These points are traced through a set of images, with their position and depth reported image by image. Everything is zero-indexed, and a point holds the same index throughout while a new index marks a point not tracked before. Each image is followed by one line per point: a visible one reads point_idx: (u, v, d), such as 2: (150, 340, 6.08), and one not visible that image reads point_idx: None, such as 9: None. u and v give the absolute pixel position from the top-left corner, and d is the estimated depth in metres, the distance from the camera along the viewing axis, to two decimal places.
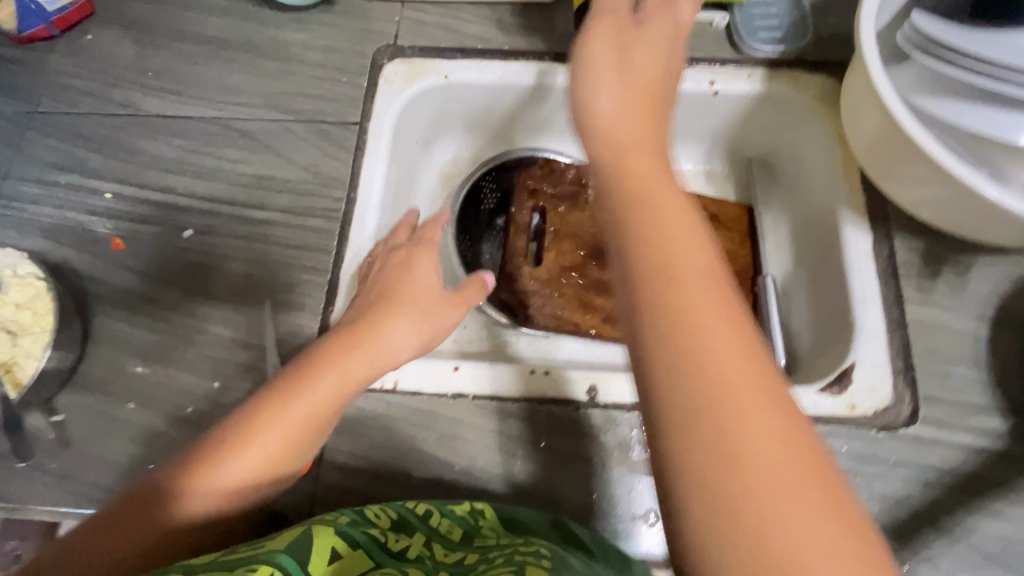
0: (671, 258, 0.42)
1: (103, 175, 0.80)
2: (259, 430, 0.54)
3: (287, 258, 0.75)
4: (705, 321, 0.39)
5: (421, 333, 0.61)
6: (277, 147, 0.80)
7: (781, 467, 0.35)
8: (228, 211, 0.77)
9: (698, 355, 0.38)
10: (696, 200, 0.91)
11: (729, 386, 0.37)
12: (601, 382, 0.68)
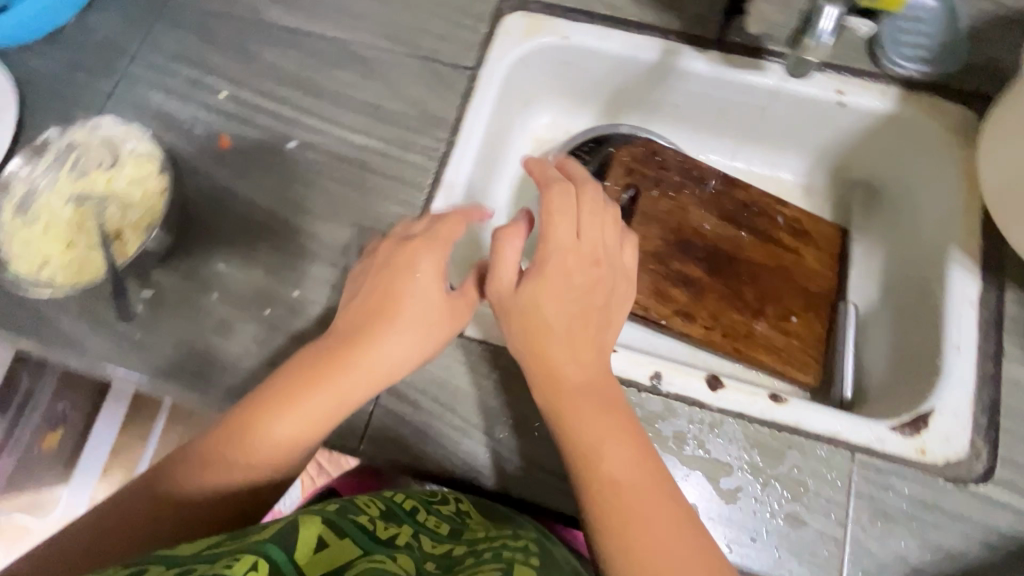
0: (592, 448, 0.56)
1: (220, 74, 0.82)
2: (261, 425, 0.57)
3: (380, 187, 0.76)
4: (611, 457, 0.56)
5: (418, 348, 0.62)
6: (388, 77, 0.81)
7: (670, 532, 0.51)
8: (331, 131, 0.78)
9: (602, 466, 0.55)
10: (791, 213, 0.86)
11: (626, 492, 0.53)
12: (667, 371, 0.67)
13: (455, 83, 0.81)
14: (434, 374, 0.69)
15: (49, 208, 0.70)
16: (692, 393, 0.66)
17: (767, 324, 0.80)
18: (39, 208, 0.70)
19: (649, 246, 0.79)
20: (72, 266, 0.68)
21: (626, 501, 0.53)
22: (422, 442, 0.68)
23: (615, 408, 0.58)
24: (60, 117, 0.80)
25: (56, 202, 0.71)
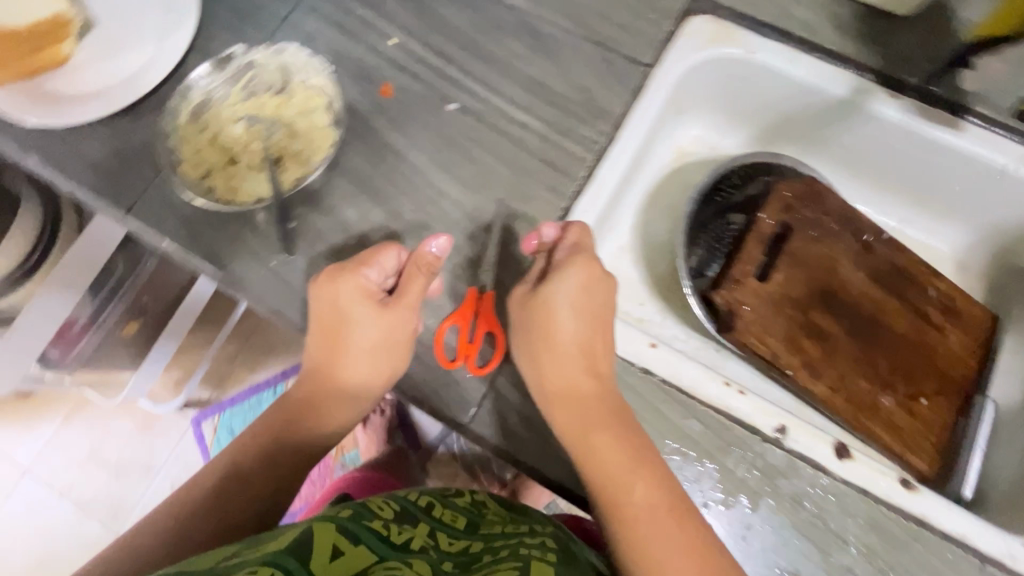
0: (598, 459, 0.59)
1: (392, 22, 0.81)
2: (281, 433, 0.69)
3: (531, 168, 0.73)
4: (618, 468, 0.58)
5: (379, 368, 0.65)
6: (560, 57, 0.78)
7: (680, 545, 0.55)
8: (492, 100, 0.76)
9: (609, 487, 0.58)
10: (948, 287, 0.79)
11: (638, 500, 0.57)
12: (795, 428, 0.63)
13: (626, 77, 0.77)
14: None
15: (219, 124, 0.73)
16: (818, 458, 0.62)
17: (893, 399, 0.74)
18: (212, 124, 0.73)
19: (792, 290, 0.74)
20: (241, 181, 0.72)
21: (640, 519, 0.56)
22: (528, 439, 0.65)
23: (615, 430, 0.60)
24: (233, 33, 0.80)
25: (226, 119, 0.74)
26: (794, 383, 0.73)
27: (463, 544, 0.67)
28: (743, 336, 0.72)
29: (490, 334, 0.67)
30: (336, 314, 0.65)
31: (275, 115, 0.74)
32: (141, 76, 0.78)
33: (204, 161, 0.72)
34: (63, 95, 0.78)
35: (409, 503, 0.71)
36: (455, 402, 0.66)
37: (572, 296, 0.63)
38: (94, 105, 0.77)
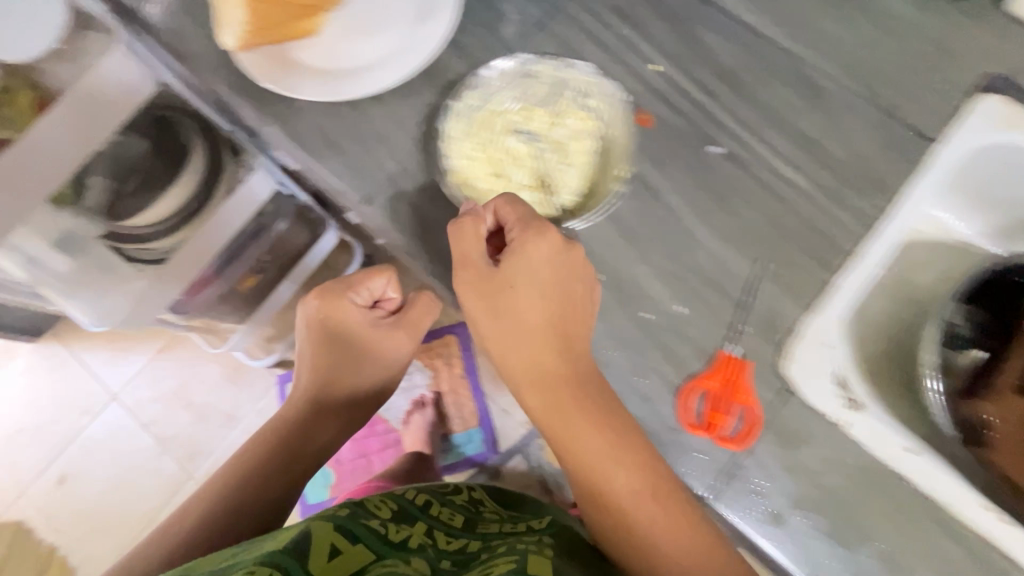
0: (579, 452, 0.63)
1: (657, 45, 0.76)
2: (296, 433, 0.82)
3: (800, 235, 0.68)
4: (625, 483, 0.61)
5: (391, 364, 0.86)
6: (837, 117, 0.72)
7: (693, 554, 0.59)
8: (759, 152, 0.72)
9: (586, 477, 0.63)
10: None
11: (655, 522, 0.60)
12: None
13: (907, 151, 0.71)
14: (809, 462, 0.61)
15: (496, 143, 0.67)
16: None
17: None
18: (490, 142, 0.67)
19: None
20: (524, 213, 0.65)
21: (627, 502, 0.61)
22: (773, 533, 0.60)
23: (581, 416, 0.63)
24: (490, 32, 0.77)
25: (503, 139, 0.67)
26: None
27: (462, 544, 0.68)
28: (1004, 458, 0.67)
29: (741, 407, 0.62)
30: (340, 334, 0.81)
31: (554, 138, 0.67)
32: (402, 58, 0.75)
33: (484, 183, 0.67)
34: (320, 70, 0.76)
35: (408, 504, 0.73)
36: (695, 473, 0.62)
37: (532, 251, 0.63)
38: (356, 84, 0.74)
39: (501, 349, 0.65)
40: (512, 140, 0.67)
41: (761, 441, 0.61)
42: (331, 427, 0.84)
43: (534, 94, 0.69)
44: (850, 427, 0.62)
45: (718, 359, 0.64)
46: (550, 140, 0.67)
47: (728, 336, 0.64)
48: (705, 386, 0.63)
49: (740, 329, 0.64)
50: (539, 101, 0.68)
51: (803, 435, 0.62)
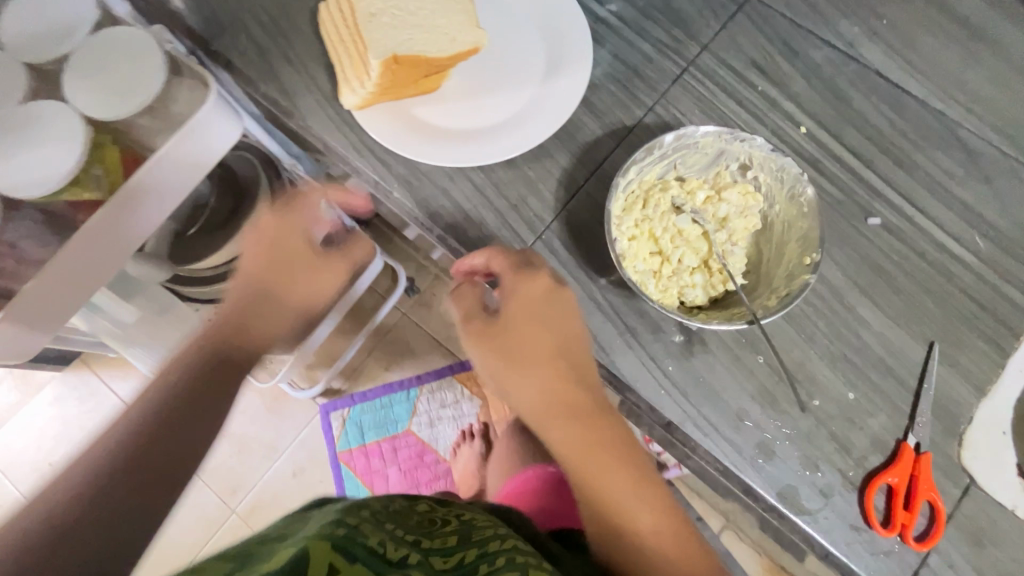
0: (603, 485, 0.58)
1: (802, 104, 0.73)
2: (173, 395, 0.58)
3: (969, 312, 0.65)
4: (607, 470, 0.58)
5: (318, 288, 0.65)
6: (995, 183, 0.70)
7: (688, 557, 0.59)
8: (919, 222, 0.68)
9: (596, 490, 0.58)
10: None
11: (609, 497, 0.58)
12: None
13: None
14: (1000, 562, 0.58)
15: (664, 219, 0.64)
16: None
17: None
18: (659, 217, 0.64)
19: None
20: (688, 293, 0.63)
21: (652, 543, 0.59)
22: None
23: (612, 455, 0.58)
24: (625, 91, 0.74)
25: (673, 216, 0.64)
26: None
27: (459, 556, 0.52)
28: None
29: (926, 502, 0.59)
30: (270, 222, 0.63)
31: (722, 220, 0.64)
32: (536, 120, 0.71)
33: (651, 260, 0.63)
34: (443, 128, 0.71)
35: (394, 521, 0.53)
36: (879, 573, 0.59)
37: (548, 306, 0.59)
38: (489, 147, 0.70)
39: (533, 399, 0.58)
40: (680, 218, 0.64)
41: (947, 537, 0.59)
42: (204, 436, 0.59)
43: (702, 168, 0.66)
44: (1017, 508, 0.60)
45: (899, 450, 0.61)
46: (716, 222, 0.65)
47: (909, 426, 0.62)
48: (890, 481, 0.59)
49: (917, 418, 0.61)
50: (703, 178, 0.66)
51: (989, 531, 0.59)
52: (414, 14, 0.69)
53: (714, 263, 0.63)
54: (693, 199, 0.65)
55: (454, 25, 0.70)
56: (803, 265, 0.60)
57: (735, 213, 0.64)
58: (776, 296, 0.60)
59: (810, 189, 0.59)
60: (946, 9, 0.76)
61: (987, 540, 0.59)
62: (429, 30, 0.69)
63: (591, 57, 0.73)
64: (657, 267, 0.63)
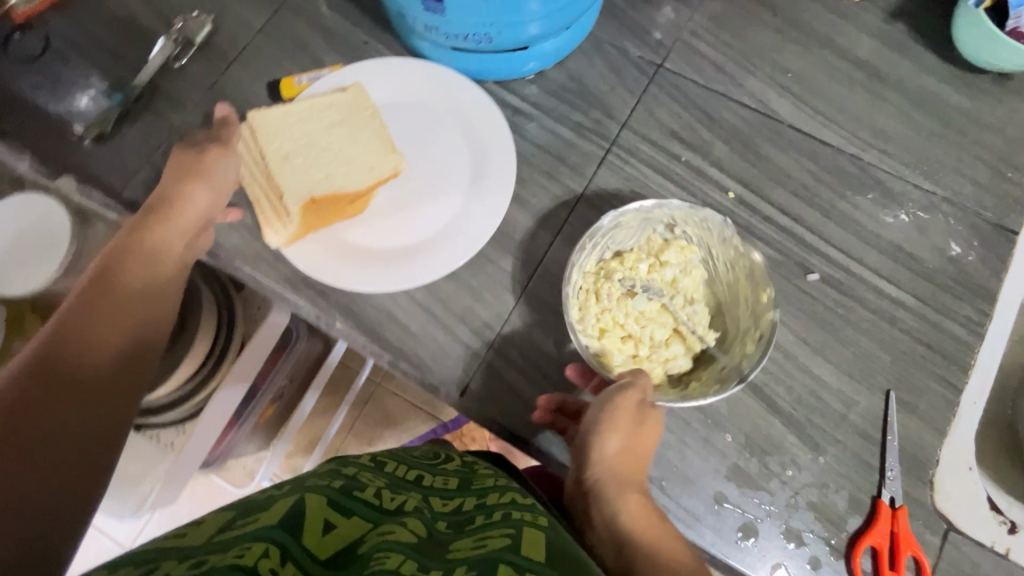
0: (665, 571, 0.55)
1: (725, 169, 0.74)
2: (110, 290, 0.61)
3: (916, 354, 0.67)
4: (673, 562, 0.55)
5: (213, 202, 0.68)
6: (919, 219, 0.72)
7: None
8: (855, 270, 0.70)
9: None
10: None
11: None
12: None
13: (997, 247, 0.71)
14: None
15: (624, 308, 0.65)
16: None
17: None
18: (619, 305, 0.65)
19: None
20: (671, 364, 0.65)
21: None
22: None
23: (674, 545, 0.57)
24: (555, 181, 0.74)
25: (630, 300, 0.66)
26: None
27: (457, 503, 0.57)
28: None
29: (910, 556, 0.60)
30: (170, 171, 0.68)
31: (671, 284, 0.68)
32: (478, 221, 0.70)
33: (625, 348, 0.65)
34: (389, 247, 0.70)
35: (395, 479, 0.59)
36: None
37: (650, 424, 0.60)
38: (437, 258, 0.68)
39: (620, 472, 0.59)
40: (636, 301, 0.65)
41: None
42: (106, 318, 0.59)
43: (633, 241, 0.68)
44: (1009, 550, 0.62)
45: (875, 509, 0.61)
46: (668, 288, 0.68)
47: (881, 482, 0.62)
48: (873, 544, 0.60)
49: (888, 474, 0.62)
50: (639, 247, 0.69)
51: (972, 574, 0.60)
52: (326, 151, 0.71)
53: (682, 329, 0.66)
54: (638, 275, 0.67)
55: (368, 150, 0.71)
56: (761, 301, 0.63)
57: (680, 272, 0.68)
58: (750, 339, 0.64)
59: (737, 230, 0.64)
60: (845, 54, 0.79)
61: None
62: (344, 162, 0.70)
63: (511, 142, 0.72)
64: (633, 351, 0.65)
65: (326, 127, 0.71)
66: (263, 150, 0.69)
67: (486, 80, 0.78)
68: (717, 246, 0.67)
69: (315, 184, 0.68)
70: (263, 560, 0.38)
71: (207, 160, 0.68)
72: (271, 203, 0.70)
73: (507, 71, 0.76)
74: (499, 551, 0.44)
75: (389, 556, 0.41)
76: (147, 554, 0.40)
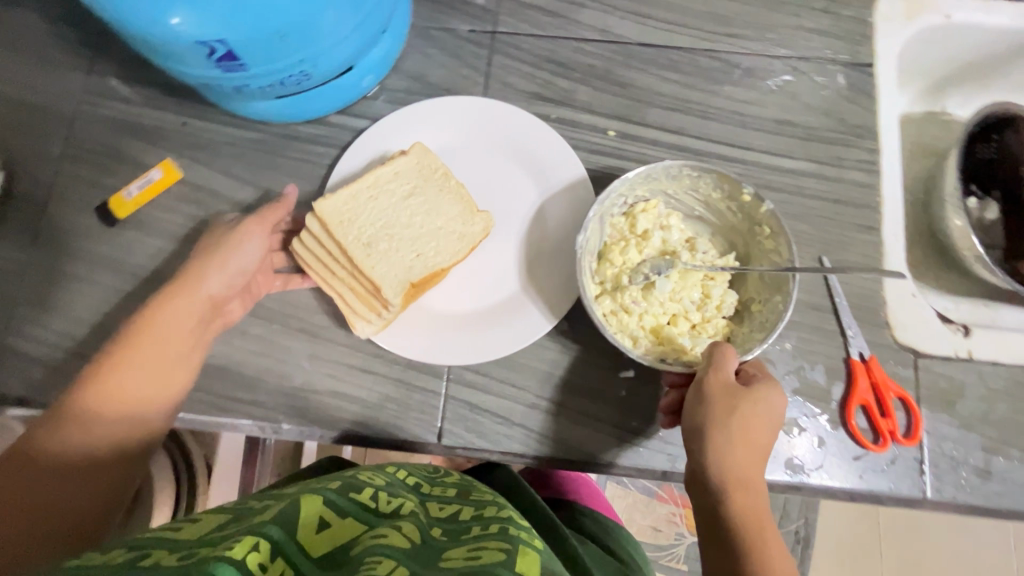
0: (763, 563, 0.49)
1: (596, 110, 0.72)
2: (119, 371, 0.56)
3: (831, 213, 0.69)
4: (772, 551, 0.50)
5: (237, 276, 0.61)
6: (788, 87, 0.73)
7: None
8: (750, 158, 0.71)
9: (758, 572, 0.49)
10: None
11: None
12: None
13: (862, 84, 0.73)
14: (974, 410, 0.63)
15: (653, 298, 0.63)
16: None
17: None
18: (651, 299, 0.63)
19: None
20: (726, 308, 0.64)
21: None
22: (989, 488, 0.61)
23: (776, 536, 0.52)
24: None
25: (651, 288, 0.63)
26: None
27: (456, 509, 0.54)
28: None
29: (897, 399, 0.63)
30: (203, 243, 0.62)
31: (668, 248, 0.66)
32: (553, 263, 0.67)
33: (681, 328, 0.63)
34: (480, 312, 0.66)
35: (396, 481, 0.57)
36: (897, 481, 0.62)
37: (765, 419, 0.55)
38: (524, 323, 0.65)
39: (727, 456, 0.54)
40: (660, 286, 0.63)
41: (926, 416, 0.63)
42: (133, 388, 0.55)
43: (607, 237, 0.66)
44: (971, 353, 0.65)
45: (852, 369, 0.64)
46: (668, 251, 0.66)
47: (846, 343, 0.65)
48: (861, 402, 0.63)
49: (849, 333, 0.64)
50: (616, 236, 0.66)
51: (951, 388, 0.64)
52: (414, 231, 0.66)
53: (706, 275, 0.64)
54: (636, 261, 0.64)
55: (449, 217, 0.67)
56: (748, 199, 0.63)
57: (666, 231, 0.66)
58: (766, 237, 0.63)
59: (680, 162, 0.63)
60: None
61: (954, 395, 0.64)
62: (426, 241, 0.66)
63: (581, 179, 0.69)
64: (690, 325, 0.63)
65: (410, 208, 0.67)
66: (343, 244, 0.63)
67: (329, 113, 0.72)
68: (676, 185, 0.66)
69: (408, 273, 0.64)
70: (253, 553, 0.37)
71: (245, 239, 0.62)
72: (359, 295, 0.65)
73: (346, 95, 0.70)
74: (490, 564, 0.40)
75: (377, 562, 0.40)
76: (143, 541, 0.40)
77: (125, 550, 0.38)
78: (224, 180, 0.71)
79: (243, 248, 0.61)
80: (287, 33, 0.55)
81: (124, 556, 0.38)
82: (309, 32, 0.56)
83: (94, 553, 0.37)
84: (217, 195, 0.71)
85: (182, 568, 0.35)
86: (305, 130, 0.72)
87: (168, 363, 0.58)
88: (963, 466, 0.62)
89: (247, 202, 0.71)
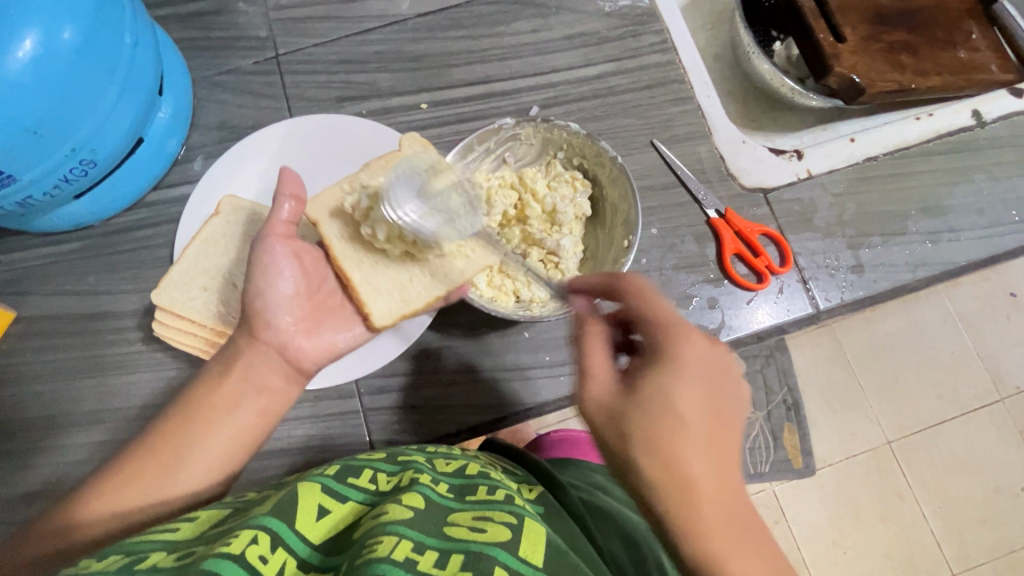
0: (686, 475, 0.41)
1: (403, 91, 0.73)
2: (192, 418, 0.52)
3: (648, 99, 0.72)
4: (681, 468, 0.41)
5: (298, 273, 0.58)
6: (568, 5, 0.75)
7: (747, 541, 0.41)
8: (558, 79, 0.73)
9: (692, 489, 0.40)
10: None
11: (690, 498, 0.40)
12: (983, 105, 0.81)
13: None
14: (829, 218, 0.69)
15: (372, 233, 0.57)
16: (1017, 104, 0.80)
17: (967, 49, 0.82)
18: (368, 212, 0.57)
19: (861, 31, 0.81)
20: (528, 291, 0.64)
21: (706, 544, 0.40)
22: (866, 278, 0.67)
23: (680, 450, 0.41)
24: None
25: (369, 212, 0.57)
26: (917, 93, 0.80)
27: (463, 465, 0.53)
28: (878, 84, 0.78)
29: (764, 236, 0.68)
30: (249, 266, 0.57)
31: (553, 221, 0.64)
32: None
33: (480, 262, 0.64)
34: None
35: (397, 450, 0.55)
36: (793, 305, 0.66)
37: (676, 385, 0.43)
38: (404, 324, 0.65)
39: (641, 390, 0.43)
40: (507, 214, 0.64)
41: (794, 241, 0.68)
42: (199, 434, 0.52)
43: (534, 157, 0.68)
44: (810, 171, 0.70)
45: (715, 226, 0.67)
46: (551, 221, 0.64)
47: (704, 206, 0.68)
48: (734, 250, 0.66)
49: (700, 196, 0.68)
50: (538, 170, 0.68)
51: (806, 208, 0.69)
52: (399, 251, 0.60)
53: (545, 258, 0.64)
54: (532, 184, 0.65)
55: None
56: (623, 249, 0.61)
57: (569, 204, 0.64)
58: None
59: (624, 167, 0.61)
60: None
61: (810, 213, 0.69)
62: None
63: None
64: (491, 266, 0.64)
65: (241, 243, 0.65)
66: (193, 315, 0.63)
67: (142, 194, 0.69)
68: (613, 192, 0.64)
69: (430, 282, 0.60)
70: (253, 545, 0.36)
71: (271, 253, 0.57)
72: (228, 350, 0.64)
73: (153, 169, 0.68)
74: (493, 545, 0.40)
75: (380, 541, 0.38)
76: (136, 544, 0.39)
77: (118, 557, 0.36)
78: (62, 299, 0.67)
79: (279, 266, 0.57)
80: (40, 124, 0.52)
81: (121, 559, 0.36)
82: (66, 115, 0.54)
83: (91, 559, 0.36)
84: (60, 317, 0.67)
85: (179, 570, 0.35)
86: (127, 218, 0.69)
87: (253, 377, 0.55)
88: (839, 269, 0.68)
89: (96, 312, 0.67)
